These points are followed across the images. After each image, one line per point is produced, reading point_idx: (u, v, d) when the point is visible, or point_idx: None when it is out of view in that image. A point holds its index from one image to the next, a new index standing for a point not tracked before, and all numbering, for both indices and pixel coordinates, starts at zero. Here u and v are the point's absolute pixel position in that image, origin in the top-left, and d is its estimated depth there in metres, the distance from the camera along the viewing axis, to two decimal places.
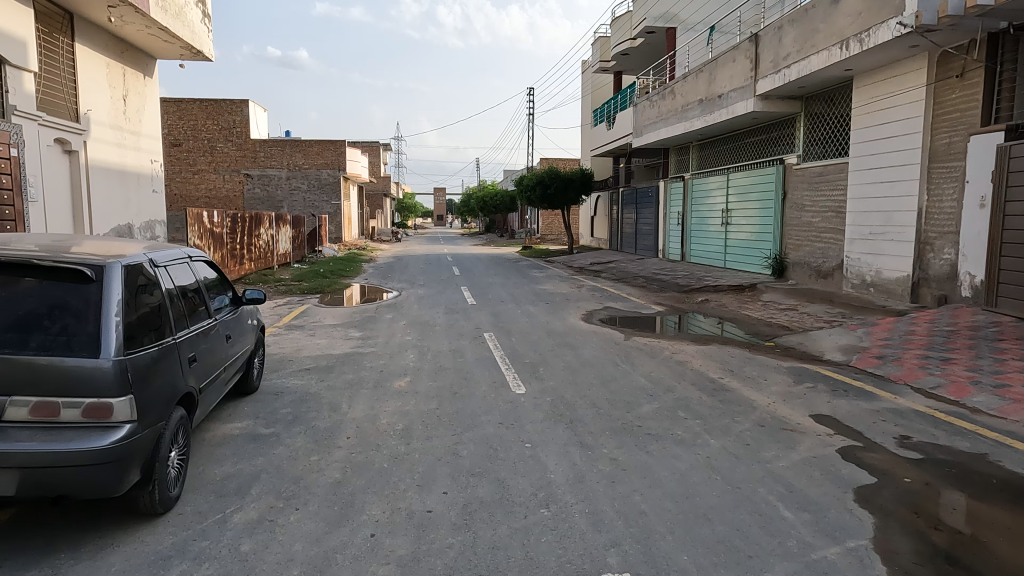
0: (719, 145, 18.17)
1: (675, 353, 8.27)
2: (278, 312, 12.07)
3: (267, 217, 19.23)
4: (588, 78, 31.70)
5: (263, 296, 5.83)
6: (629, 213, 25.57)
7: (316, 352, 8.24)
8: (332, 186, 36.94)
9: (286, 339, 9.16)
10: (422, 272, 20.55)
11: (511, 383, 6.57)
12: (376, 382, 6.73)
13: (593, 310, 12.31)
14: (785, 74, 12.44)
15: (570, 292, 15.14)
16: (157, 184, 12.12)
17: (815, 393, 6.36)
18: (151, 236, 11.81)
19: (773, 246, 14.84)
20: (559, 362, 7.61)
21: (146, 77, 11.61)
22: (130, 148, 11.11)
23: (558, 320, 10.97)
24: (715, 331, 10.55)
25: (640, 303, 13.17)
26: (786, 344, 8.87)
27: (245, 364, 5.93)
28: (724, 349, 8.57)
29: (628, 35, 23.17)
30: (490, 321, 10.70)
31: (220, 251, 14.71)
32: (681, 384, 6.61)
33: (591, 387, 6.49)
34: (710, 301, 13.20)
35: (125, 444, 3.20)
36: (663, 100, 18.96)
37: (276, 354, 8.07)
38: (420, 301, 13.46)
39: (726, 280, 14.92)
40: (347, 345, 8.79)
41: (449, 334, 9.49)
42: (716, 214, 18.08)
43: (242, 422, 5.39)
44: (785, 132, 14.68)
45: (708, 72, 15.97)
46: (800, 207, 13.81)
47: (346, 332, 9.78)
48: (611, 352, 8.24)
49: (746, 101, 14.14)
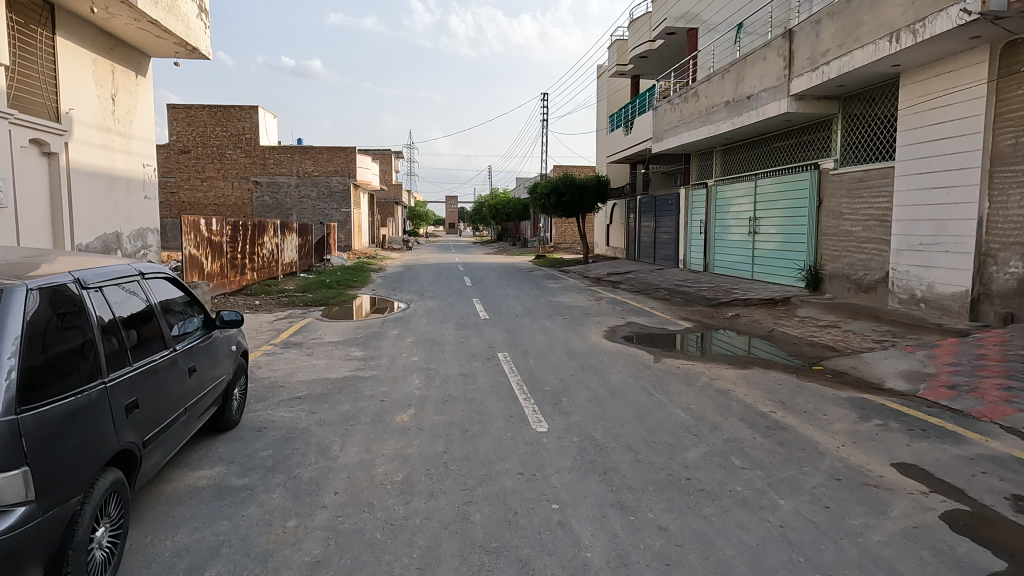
0: (745, 151, 17.25)
1: (714, 379, 7.32)
2: (277, 327, 11.24)
3: (271, 225, 18.48)
4: (604, 82, 30.83)
5: (241, 317, 5.01)
6: (647, 222, 24.62)
7: (311, 376, 7.38)
8: (341, 194, 36.30)
9: (280, 360, 8.31)
10: (432, 282, 19.73)
11: (530, 418, 5.65)
12: (375, 415, 5.84)
13: (615, 325, 11.39)
14: (825, 72, 11.51)
15: (589, 305, 14.23)
16: (150, 190, 11.39)
17: (889, 433, 5.40)
18: (142, 245, 11.05)
19: (806, 257, 13.82)
20: (583, 390, 6.69)
21: (138, 75, 10.90)
22: (119, 151, 10.37)
23: (578, 337, 10.05)
24: (742, 351, 9.58)
25: (665, 318, 12.21)
26: (837, 368, 7.91)
27: (220, 397, 5.11)
28: (769, 375, 7.61)
29: (647, 36, 22.28)
30: (504, 338, 9.81)
31: (219, 260, 13.93)
32: (728, 420, 5.67)
33: (624, 424, 5.56)
34: (741, 316, 12.23)
35: (15, 535, 2.33)
36: (686, 103, 18.08)
37: (266, 379, 7.22)
38: (429, 315, 12.58)
39: (756, 293, 13.93)
40: (346, 367, 7.91)
41: (459, 354, 8.60)
42: (742, 222, 17.09)
43: (211, 469, 4.52)
44: (820, 135, 13.73)
45: (735, 73, 15.05)
46: (839, 215, 12.82)
47: (346, 351, 8.91)
48: (641, 378, 7.31)
49: (778, 102, 13.20)
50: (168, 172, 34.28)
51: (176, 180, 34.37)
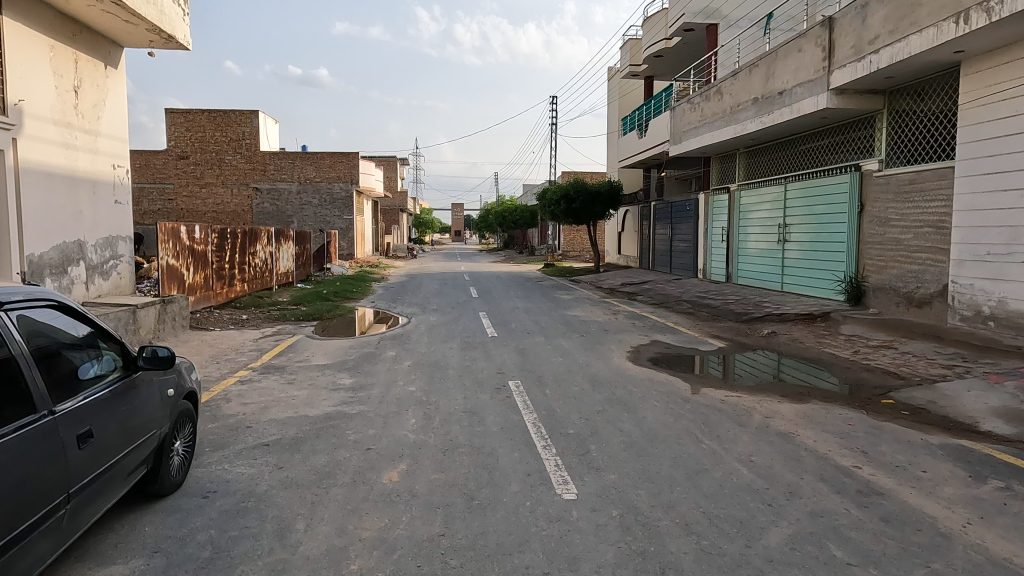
0: (773, 153, 16.02)
1: (769, 419, 6.07)
2: (261, 347, 10.06)
3: (265, 232, 17.37)
4: (615, 84, 29.66)
5: (175, 354, 3.81)
6: (662, 229, 23.39)
7: (288, 414, 6.18)
8: (344, 201, 35.20)
9: (255, 391, 7.09)
10: (435, 294, 18.54)
11: (554, 479, 4.44)
12: (356, 471, 4.63)
13: (639, 345, 10.17)
14: (873, 61, 10.31)
15: (606, 320, 13.02)
16: (121, 193, 10.26)
17: (1021, 503, 4.14)
18: (112, 255, 9.93)
19: (846, 267, 12.57)
20: (615, 435, 5.46)
21: (108, 66, 9.82)
22: (83, 150, 9.25)
23: (600, 360, 8.81)
24: (772, 377, 8.35)
25: (694, 336, 10.97)
26: (911, 403, 6.65)
27: (153, 454, 3.91)
28: (833, 411, 6.36)
29: (662, 33, 21.13)
30: (516, 362, 8.59)
31: (203, 272, 12.78)
32: (807, 484, 4.42)
33: (674, 487, 4.33)
34: (778, 333, 10.97)
35: None
36: (707, 102, 16.88)
37: (231, 418, 6.01)
38: (431, 332, 11.37)
39: (791, 307, 12.67)
40: (329, 400, 6.70)
41: (464, 383, 7.38)
42: (769, 230, 15.87)
43: (124, 564, 3.32)
44: (860, 134, 12.50)
45: (765, 67, 13.85)
46: (884, 221, 11.56)
47: (334, 379, 7.70)
48: (682, 417, 6.07)
49: (816, 97, 11.98)
50: (166, 178, 33.34)
51: (174, 187, 33.43)
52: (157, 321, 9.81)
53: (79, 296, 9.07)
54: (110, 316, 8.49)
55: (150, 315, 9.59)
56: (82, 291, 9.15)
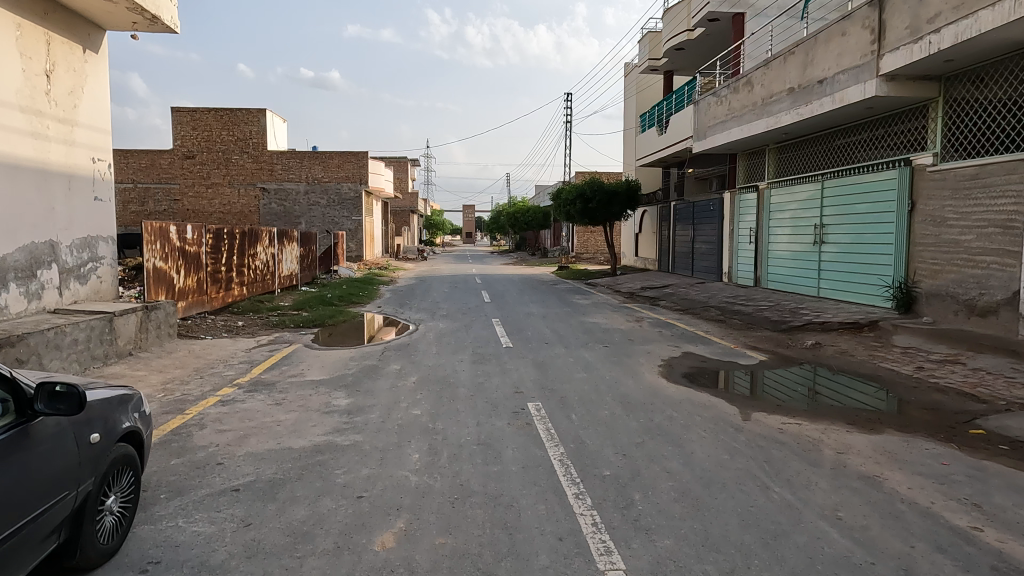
0: (807, 148, 14.93)
1: (845, 456, 5.04)
2: (253, 358, 9.14)
3: (266, 233, 16.51)
4: (633, 80, 28.65)
5: (82, 392, 2.82)
6: (683, 230, 22.32)
7: (269, 445, 5.22)
8: (353, 201, 34.36)
9: (236, 414, 6.14)
10: (446, 298, 17.61)
11: (593, 548, 3.45)
12: (341, 532, 3.66)
13: (670, 358, 9.16)
14: (933, 42, 9.25)
15: (629, 328, 12.01)
16: (101, 189, 9.39)
17: None
18: (90, 257, 9.05)
19: (894, 271, 11.47)
20: (662, 480, 4.46)
21: (86, 49, 8.98)
22: (56, 141, 8.38)
23: (629, 377, 7.81)
24: (824, 395, 7.32)
25: (729, 347, 9.95)
26: (1007, 435, 5.60)
27: (69, 520, 2.95)
28: (917, 445, 5.33)
29: (685, 24, 20.04)
30: (535, 379, 7.60)
31: (196, 275, 11.90)
32: (923, 557, 3.40)
33: (750, 562, 3.32)
34: (823, 345, 9.92)
35: None
36: (735, 94, 15.82)
37: (202, 451, 5.07)
38: (441, 341, 10.40)
39: (833, 315, 11.60)
40: (320, 427, 5.73)
41: (476, 405, 6.40)
42: (803, 230, 14.78)
43: None
44: (910, 126, 11.41)
45: (803, 54, 12.77)
46: (940, 221, 10.47)
47: (328, 399, 6.75)
48: (738, 453, 5.06)
49: (862, 84, 10.92)
50: (172, 178, 32.73)
51: (180, 187, 32.80)
52: (139, 330, 8.91)
53: (50, 303, 8.18)
54: (82, 325, 7.59)
55: (131, 323, 8.69)
56: (55, 297, 8.27)
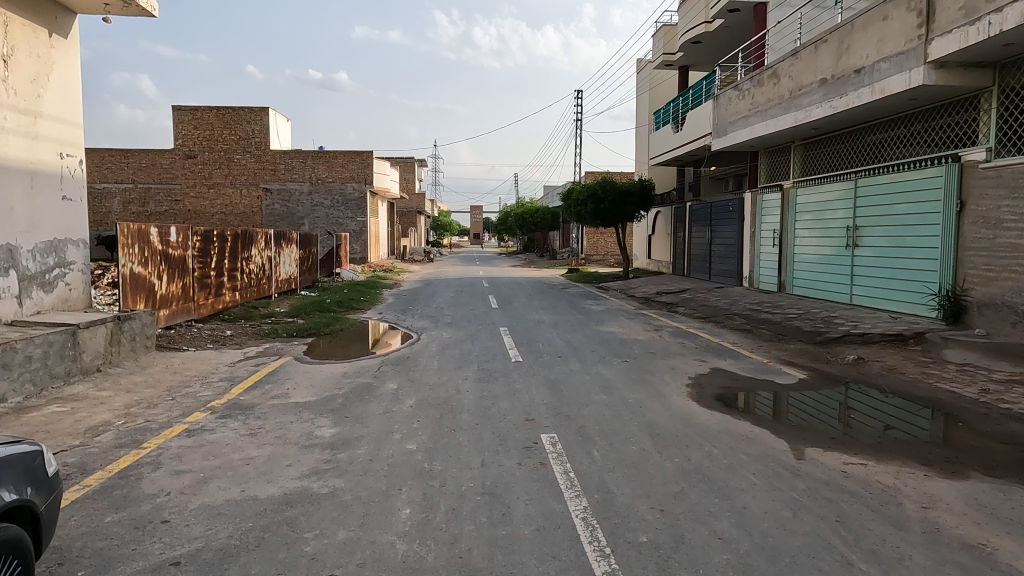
0: (837, 145, 13.93)
1: (933, 514, 4.08)
2: (235, 375, 8.25)
3: (262, 235, 15.67)
4: (646, 76, 27.73)
5: None
6: (700, 232, 21.34)
7: (231, 495, 4.30)
8: (357, 202, 33.52)
9: (200, 448, 5.23)
10: (451, 303, 16.73)
11: None
12: None
13: (698, 375, 8.22)
14: (992, 23, 8.26)
15: (648, 338, 11.07)
16: (71, 188, 8.56)
17: None
18: (58, 262, 8.22)
19: (940, 278, 10.47)
20: (714, 551, 3.51)
21: (52, 33, 8.15)
22: (15, 133, 7.54)
23: (656, 401, 6.86)
24: (880, 422, 6.37)
25: (762, 363, 8.99)
26: None
27: None
28: (1017, 497, 4.36)
29: (703, 15, 19.10)
30: (548, 402, 6.67)
31: (181, 280, 11.06)
32: None
33: None
34: (867, 360, 8.94)
35: None
36: (759, 87, 14.85)
37: (147, 503, 4.17)
38: (443, 354, 9.49)
39: (872, 325, 10.63)
40: (295, 468, 4.81)
41: (481, 438, 5.48)
42: (833, 232, 13.77)
43: None
44: (959, 119, 10.41)
45: (837, 42, 11.79)
46: (996, 223, 9.47)
47: (311, 428, 5.85)
48: (803, 509, 4.11)
49: (907, 72, 9.93)
50: (174, 178, 32.07)
51: (181, 187, 32.14)
52: (109, 343, 8.06)
53: (7, 313, 7.32)
54: (36, 340, 6.71)
55: (99, 336, 7.82)
56: (12, 308, 7.42)
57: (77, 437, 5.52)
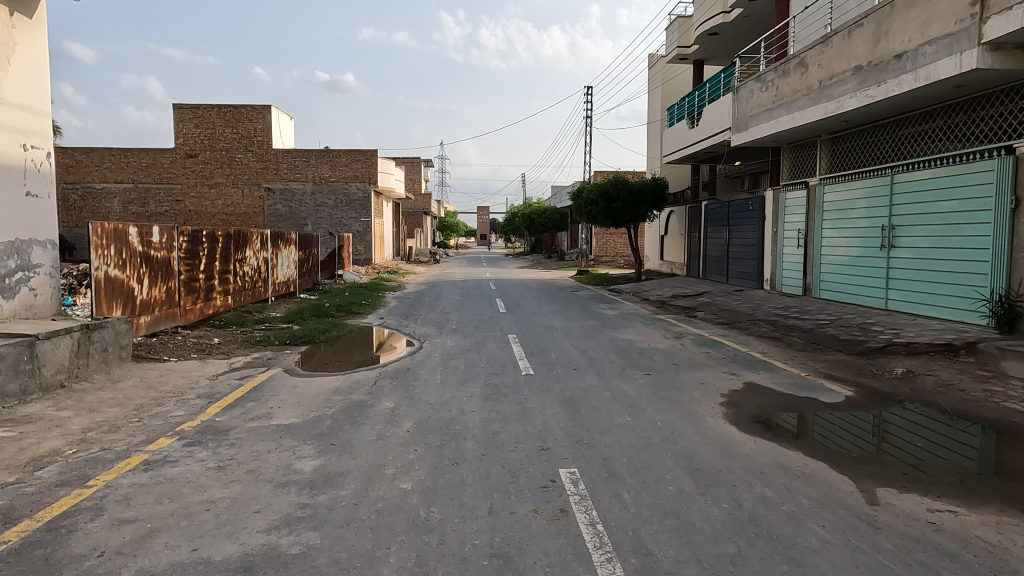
0: (868, 138, 12.99)
1: None
2: (215, 390, 7.42)
3: (257, 236, 14.87)
4: (659, 71, 26.86)
5: None
6: (717, 233, 20.41)
7: (178, 556, 3.47)
8: (362, 202, 32.69)
9: (155, 488, 4.40)
10: (457, 308, 15.87)
11: None
12: None
13: (731, 392, 7.33)
14: None
15: (670, 347, 10.18)
16: (37, 183, 7.76)
17: None
18: (21, 265, 7.44)
19: (993, 282, 9.55)
20: None
21: (14, 11, 7.37)
22: None
23: (689, 424, 5.97)
24: (951, 450, 5.47)
25: (800, 377, 8.09)
26: None
27: None
28: None
29: (721, 4, 18.21)
30: (566, 426, 5.80)
31: (166, 283, 10.26)
32: None
33: None
34: (918, 373, 8.03)
35: None
36: (785, 78, 13.93)
37: (68, 568, 3.33)
38: (447, 366, 8.64)
39: (916, 334, 9.72)
40: (263, 517, 3.97)
41: (489, 474, 4.62)
42: (865, 231, 12.82)
43: None
44: (1012, 108, 9.48)
45: (874, 25, 10.88)
46: None
47: (290, 460, 5.01)
48: None
49: (958, 56, 9.01)
50: (174, 178, 31.46)
51: (182, 187, 31.51)
52: (75, 355, 7.26)
53: None
54: None
55: (63, 348, 7.02)
56: None
57: (15, 472, 4.70)
